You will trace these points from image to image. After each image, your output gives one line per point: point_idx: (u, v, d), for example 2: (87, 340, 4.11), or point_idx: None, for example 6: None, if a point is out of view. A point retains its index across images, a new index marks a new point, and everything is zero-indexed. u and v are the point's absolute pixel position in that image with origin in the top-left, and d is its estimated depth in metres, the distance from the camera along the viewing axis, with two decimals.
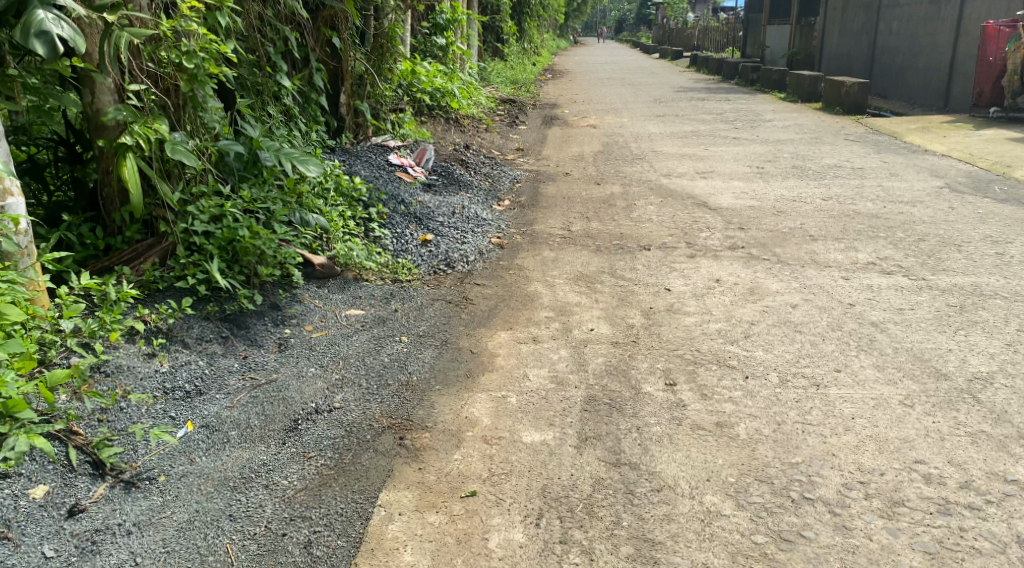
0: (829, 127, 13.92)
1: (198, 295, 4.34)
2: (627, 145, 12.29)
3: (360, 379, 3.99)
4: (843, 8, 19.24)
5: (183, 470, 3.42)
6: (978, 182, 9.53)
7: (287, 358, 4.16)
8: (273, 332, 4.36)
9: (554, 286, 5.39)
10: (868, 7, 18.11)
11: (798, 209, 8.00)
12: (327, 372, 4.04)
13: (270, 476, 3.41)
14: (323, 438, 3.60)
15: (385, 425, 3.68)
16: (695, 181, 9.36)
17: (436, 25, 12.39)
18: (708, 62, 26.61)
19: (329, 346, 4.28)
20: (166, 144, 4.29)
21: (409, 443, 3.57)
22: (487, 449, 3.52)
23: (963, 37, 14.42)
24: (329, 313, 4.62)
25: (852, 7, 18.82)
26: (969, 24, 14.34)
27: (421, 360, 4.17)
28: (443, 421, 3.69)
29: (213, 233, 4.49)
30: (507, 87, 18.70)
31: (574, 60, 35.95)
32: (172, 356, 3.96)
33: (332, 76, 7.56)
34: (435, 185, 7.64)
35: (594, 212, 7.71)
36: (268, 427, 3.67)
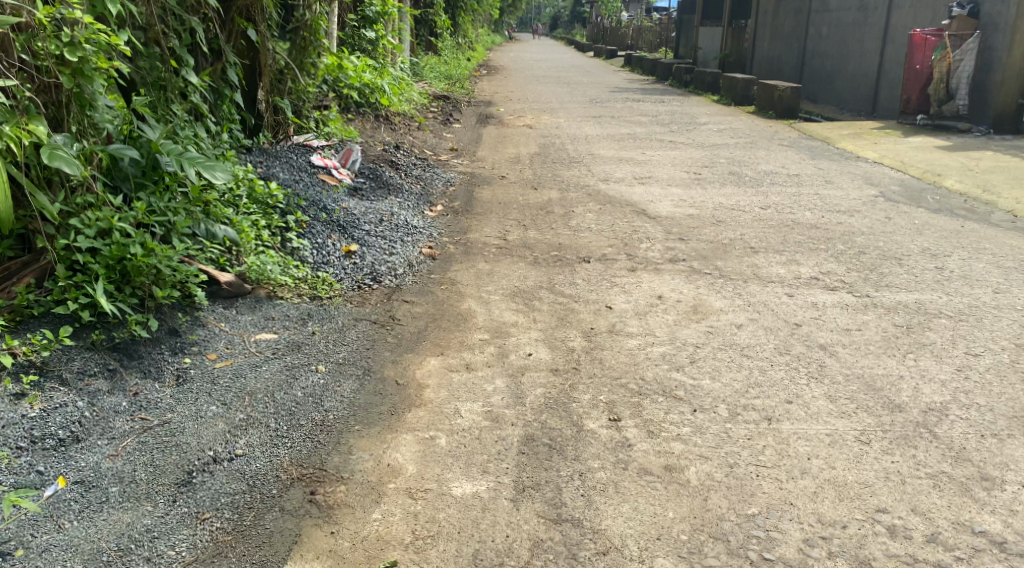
0: (764, 131, 13.86)
1: (80, 323, 3.93)
2: (563, 147, 12.02)
3: (267, 420, 3.68)
4: (774, 12, 19.27)
5: (50, 540, 3.07)
6: (911, 190, 9.13)
7: (186, 395, 3.82)
8: (171, 363, 4.01)
9: (490, 303, 5.11)
10: (799, 12, 18.13)
11: (737, 217, 7.73)
12: (229, 412, 3.71)
13: (155, 544, 3.08)
14: (219, 496, 3.28)
15: (294, 476, 3.38)
16: (631, 187, 9.08)
17: (366, 17, 11.95)
18: (642, 61, 26.53)
19: (234, 378, 3.94)
20: (43, 150, 3.87)
21: (320, 499, 3.27)
22: (411, 505, 3.25)
23: (891, 45, 14.44)
24: (240, 339, 4.28)
25: (783, 12, 18.84)
26: (896, 31, 14.32)
27: (337, 394, 3.87)
28: (361, 471, 3.40)
29: (99, 250, 4.05)
30: (441, 83, 18.29)
31: (510, 55, 35.64)
32: (46, 398, 3.58)
33: (249, 72, 7.13)
34: (362, 188, 7.30)
35: (530, 219, 7.39)
36: (155, 482, 3.34)
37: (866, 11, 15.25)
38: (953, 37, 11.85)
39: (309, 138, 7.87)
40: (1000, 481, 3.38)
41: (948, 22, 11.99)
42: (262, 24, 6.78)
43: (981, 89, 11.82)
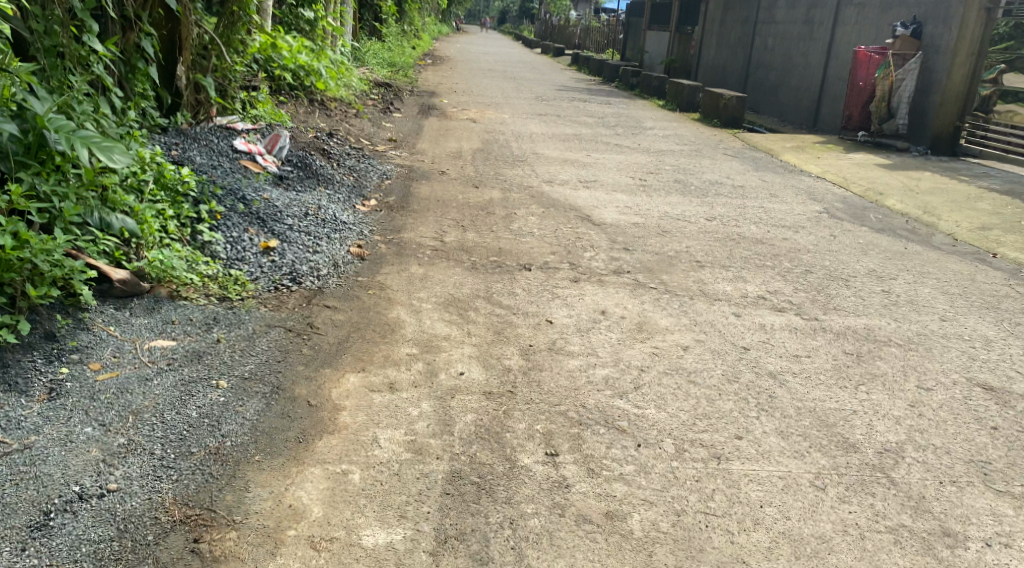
0: (708, 139, 13.72)
1: None
2: (507, 145, 11.69)
3: (151, 445, 3.30)
4: (721, 20, 19.20)
5: None
6: (854, 208, 8.74)
7: (57, 414, 3.41)
8: (43, 374, 3.60)
9: (422, 314, 4.79)
10: (745, 21, 18.06)
11: (682, 228, 7.43)
12: (107, 435, 3.33)
13: None
14: (80, 543, 2.90)
15: (178, 518, 3.02)
16: (574, 191, 8.75)
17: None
18: (589, 62, 26.34)
19: (118, 393, 3.56)
20: None
21: (203, 549, 2.92)
22: (313, 557, 2.92)
23: (833, 60, 14.38)
24: (135, 347, 3.92)
25: (730, 21, 18.77)
26: (839, 47, 14.24)
27: (238, 417, 3.51)
28: (258, 514, 3.05)
29: None
30: (384, 71, 17.84)
31: (457, 48, 35.23)
32: None
33: (167, 42, 6.75)
34: (289, 178, 6.96)
35: (468, 220, 7.03)
36: (5, 523, 2.93)
37: (811, 24, 15.21)
38: (895, 56, 11.65)
39: (234, 119, 7.46)
40: (963, 538, 3.13)
41: (891, 41, 11.75)
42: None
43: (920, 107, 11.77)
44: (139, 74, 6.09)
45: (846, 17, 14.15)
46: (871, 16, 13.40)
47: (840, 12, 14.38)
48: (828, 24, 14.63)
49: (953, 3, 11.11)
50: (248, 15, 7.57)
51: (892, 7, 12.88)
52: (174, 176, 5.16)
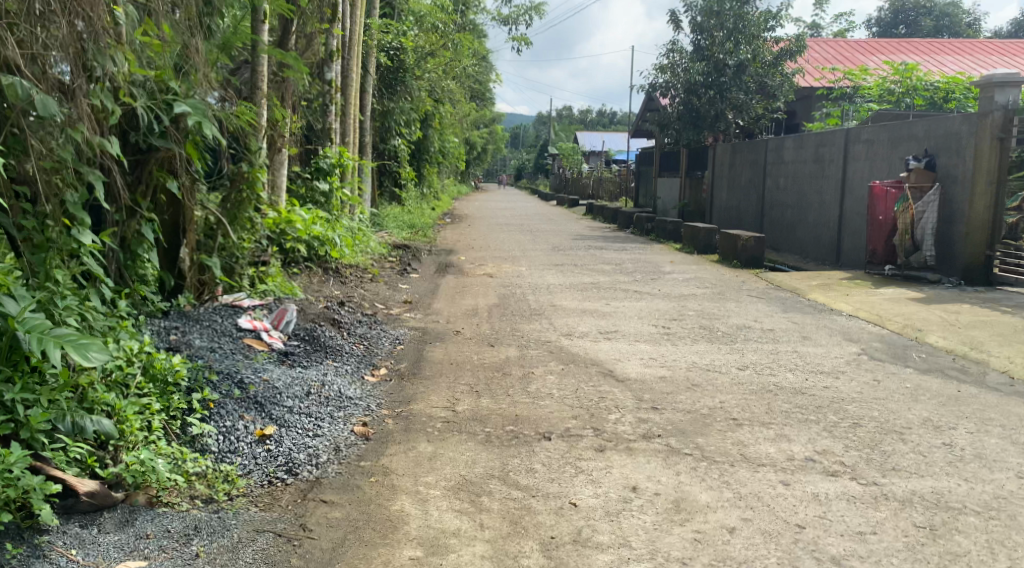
0: (731, 280, 13.32)
1: None
2: (525, 298, 11.32)
3: None
4: (730, 162, 19.15)
5: None
6: (894, 346, 8.22)
7: None
8: None
9: (429, 501, 4.25)
10: (755, 162, 18.00)
11: (714, 380, 6.90)
12: None
13: None
14: None
15: None
16: (596, 344, 8.29)
17: (319, 168, 11.40)
18: (604, 210, 26.41)
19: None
20: None
21: None
22: None
23: (848, 195, 14.14)
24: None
25: (739, 163, 18.73)
26: (853, 182, 14.02)
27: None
28: None
29: None
30: (402, 232, 17.80)
31: (474, 203, 35.69)
32: None
33: (170, 227, 6.36)
34: (294, 352, 6.42)
35: (482, 384, 6.54)
36: None
37: (822, 162, 15.04)
38: (912, 189, 11.39)
39: (240, 296, 7.01)
40: None
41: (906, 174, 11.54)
42: (186, 177, 6.11)
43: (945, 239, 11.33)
44: (140, 260, 5.67)
45: (857, 151, 13.93)
46: (881, 152, 13.13)
47: (850, 147, 14.17)
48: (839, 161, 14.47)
49: (963, 134, 10.92)
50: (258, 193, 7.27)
51: (902, 141, 12.53)
52: (164, 366, 4.66)
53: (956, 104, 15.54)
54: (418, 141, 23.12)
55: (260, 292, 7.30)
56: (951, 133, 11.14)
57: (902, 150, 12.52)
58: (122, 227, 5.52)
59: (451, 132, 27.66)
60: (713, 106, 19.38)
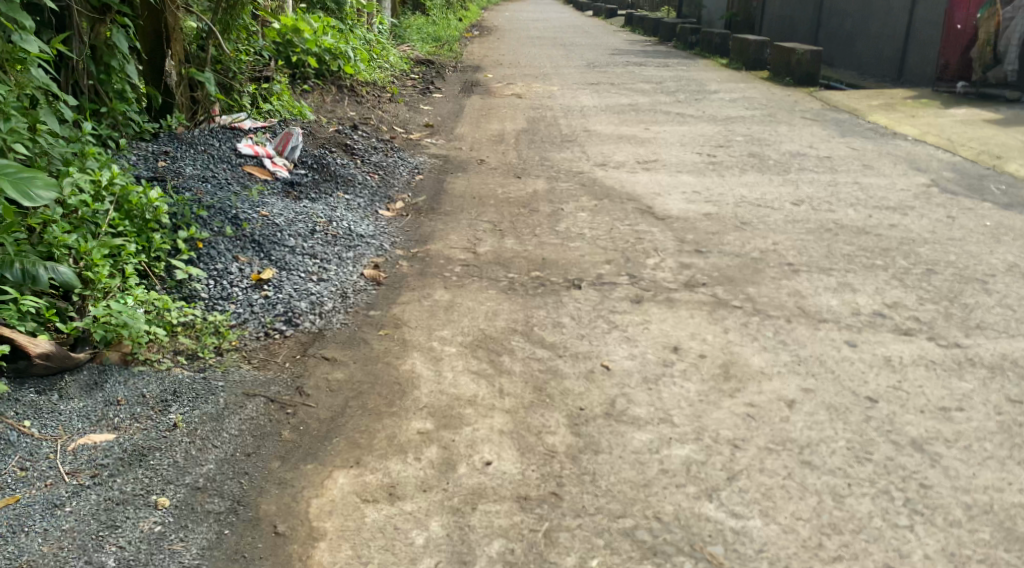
0: (781, 99, 12.38)
1: None
2: (556, 122, 10.64)
3: None
4: None
5: None
6: (969, 177, 7.69)
7: None
8: None
9: (442, 358, 3.73)
10: None
11: (764, 218, 6.27)
12: None
13: None
14: None
15: None
16: (633, 177, 7.65)
17: None
18: (644, 22, 24.94)
19: (5, 537, 2.60)
20: None
21: None
22: None
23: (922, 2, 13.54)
24: (57, 448, 2.95)
25: None
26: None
27: (171, 561, 2.58)
28: None
29: None
30: (424, 46, 16.90)
31: (505, 16, 34.10)
32: None
33: (151, 35, 5.71)
34: (302, 182, 5.91)
35: (507, 225, 5.97)
36: None
37: None
38: None
39: (240, 116, 6.37)
40: None
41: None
42: None
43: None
44: (114, 73, 5.16)
45: None
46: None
47: None
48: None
49: None
50: None
51: None
52: (141, 199, 4.05)
53: None
54: None
55: (264, 113, 6.76)
56: None
57: None
58: (87, 33, 4.98)
59: None
60: None
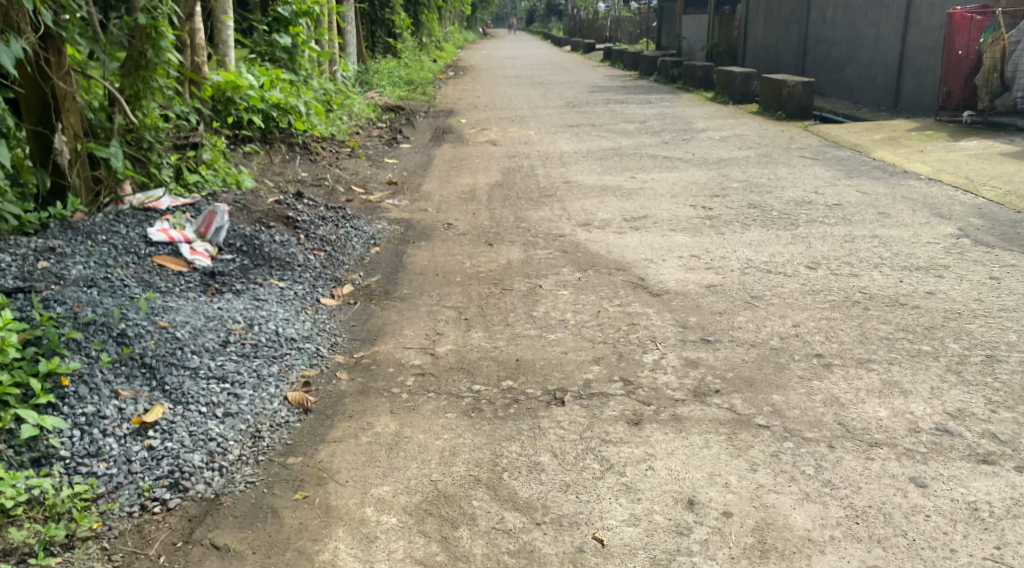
0: (775, 137, 11.54)
1: None
2: (534, 174, 9.89)
3: None
4: None
5: None
6: (1000, 224, 7.04)
7: None
8: None
9: (376, 541, 2.85)
10: None
11: (775, 289, 5.40)
12: None
13: None
14: None
15: None
16: (621, 240, 6.82)
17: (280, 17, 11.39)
18: (621, 58, 24.42)
19: None
20: None
21: None
22: None
23: (914, 26, 12.98)
24: None
25: None
26: (920, 11, 12.85)
27: None
28: None
29: None
30: (394, 90, 16.25)
31: (483, 55, 33.64)
32: None
33: (39, 109, 5.00)
34: (229, 271, 4.94)
35: (474, 315, 5.03)
36: None
37: None
38: (1004, 15, 10.75)
39: (156, 195, 5.66)
40: None
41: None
42: (31, 39, 4.77)
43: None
44: None
45: None
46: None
47: None
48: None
49: None
50: (164, 55, 6.02)
51: None
52: None
53: None
54: None
55: (187, 186, 6.53)
56: None
57: None
58: None
59: None
60: None
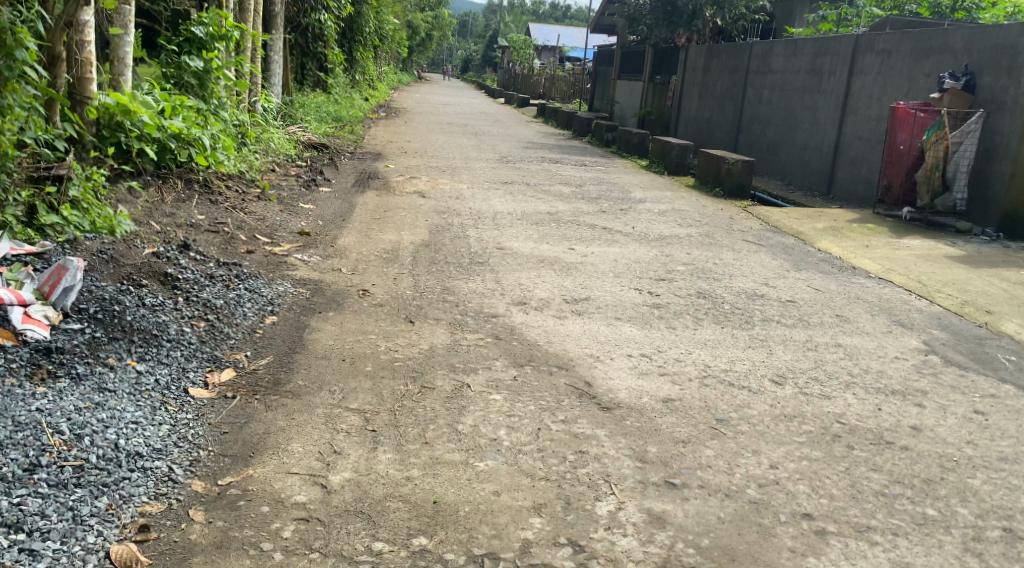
0: (713, 216, 10.90)
1: None
2: (464, 235, 9.12)
3: None
4: (704, 69, 17.82)
5: None
6: (965, 337, 6.46)
7: None
8: None
9: None
10: (734, 69, 16.54)
11: (744, 413, 4.78)
12: None
13: None
14: None
15: None
16: (562, 327, 6.36)
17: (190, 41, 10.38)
18: (556, 113, 24.13)
19: None
20: None
21: None
22: None
23: (851, 114, 12.58)
24: None
25: (715, 70, 17.35)
26: (858, 100, 12.44)
27: None
28: None
29: None
30: (322, 125, 15.47)
31: (415, 97, 32.99)
32: None
33: None
34: (66, 362, 5.19)
35: (383, 425, 4.83)
36: None
37: (819, 72, 13.50)
38: (950, 115, 10.14)
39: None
40: None
41: (937, 96, 10.52)
42: None
43: (980, 179, 10.26)
44: None
45: (868, 63, 12.33)
46: (901, 64, 11.64)
47: (857, 59, 12.59)
48: (843, 72, 12.87)
49: (1018, 48, 9.75)
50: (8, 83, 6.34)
51: (935, 54, 11.02)
52: None
53: (966, 14, 14.18)
54: (352, 19, 21.17)
55: (45, 229, 6.54)
56: (1003, 46, 9.98)
57: (946, 65, 10.82)
58: None
59: (388, 16, 25.17)
60: (691, 1, 18.25)
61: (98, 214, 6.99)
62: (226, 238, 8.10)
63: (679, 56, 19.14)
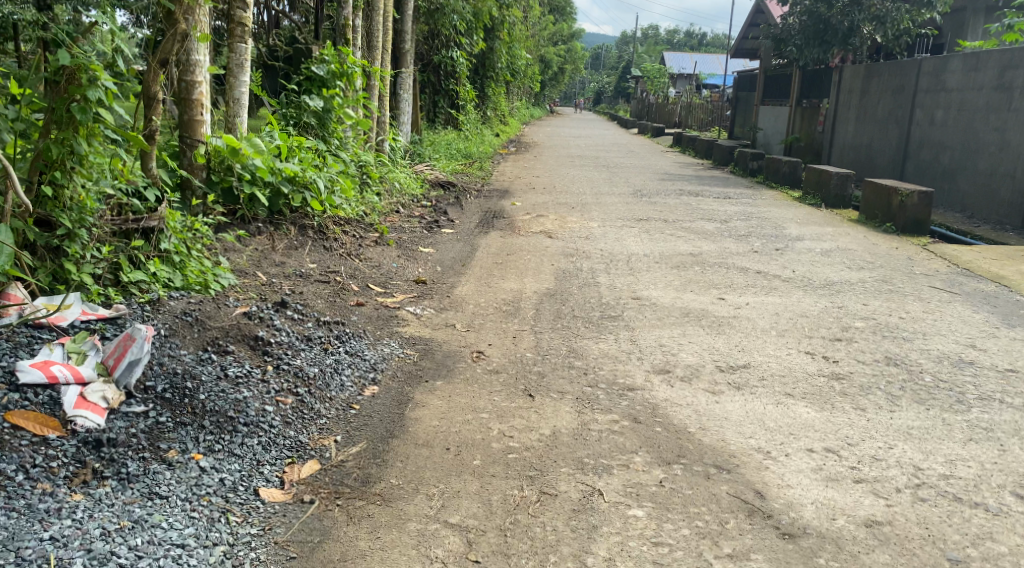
0: (890, 256, 9.39)
1: None
2: (596, 282, 7.95)
3: None
4: (862, 91, 16.16)
5: None
6: None
7: None
8: None
9: None
10: (899, 89, 14.85)
11: (987, 551, 3.68)
12: None
13: None
14: None
15: None
16: (716, 406, 5.09)
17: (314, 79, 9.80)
18: (694, 143, 22.73)
19: None
20: None
21: None
22: None
23: None
24: None
25: (875, 91, 15.69)
26: None
27: None
28: None
29: None
30: (449, 162, 14.67)
31: (547, 131, 32.19)
32: None
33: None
34: (115, 456, 4.13)
35: (489, 555, 3.76)
36: None
37: (1008, 89, 11.76)
38: None
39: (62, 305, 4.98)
40: None
41: None
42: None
43: None
44: None
45: None
46: None
47: None
48: None
49: None
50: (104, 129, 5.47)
51: None
52: None
53: None
54: (484, 54, 20.59)
55: (129, 287, 5.47)
56: None
57: None
58: None
59: (523, 52, 24.50)
60: (847, 18, 16.74)
61: (193, 266, 5.94)
62: (338, 288, 7.20)
63: (833, 77, 17.51)
